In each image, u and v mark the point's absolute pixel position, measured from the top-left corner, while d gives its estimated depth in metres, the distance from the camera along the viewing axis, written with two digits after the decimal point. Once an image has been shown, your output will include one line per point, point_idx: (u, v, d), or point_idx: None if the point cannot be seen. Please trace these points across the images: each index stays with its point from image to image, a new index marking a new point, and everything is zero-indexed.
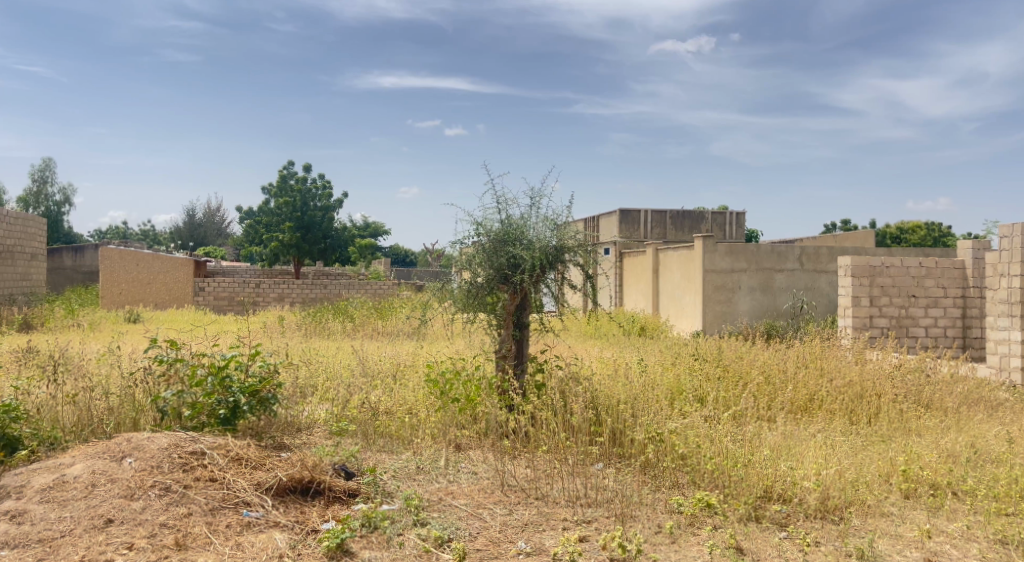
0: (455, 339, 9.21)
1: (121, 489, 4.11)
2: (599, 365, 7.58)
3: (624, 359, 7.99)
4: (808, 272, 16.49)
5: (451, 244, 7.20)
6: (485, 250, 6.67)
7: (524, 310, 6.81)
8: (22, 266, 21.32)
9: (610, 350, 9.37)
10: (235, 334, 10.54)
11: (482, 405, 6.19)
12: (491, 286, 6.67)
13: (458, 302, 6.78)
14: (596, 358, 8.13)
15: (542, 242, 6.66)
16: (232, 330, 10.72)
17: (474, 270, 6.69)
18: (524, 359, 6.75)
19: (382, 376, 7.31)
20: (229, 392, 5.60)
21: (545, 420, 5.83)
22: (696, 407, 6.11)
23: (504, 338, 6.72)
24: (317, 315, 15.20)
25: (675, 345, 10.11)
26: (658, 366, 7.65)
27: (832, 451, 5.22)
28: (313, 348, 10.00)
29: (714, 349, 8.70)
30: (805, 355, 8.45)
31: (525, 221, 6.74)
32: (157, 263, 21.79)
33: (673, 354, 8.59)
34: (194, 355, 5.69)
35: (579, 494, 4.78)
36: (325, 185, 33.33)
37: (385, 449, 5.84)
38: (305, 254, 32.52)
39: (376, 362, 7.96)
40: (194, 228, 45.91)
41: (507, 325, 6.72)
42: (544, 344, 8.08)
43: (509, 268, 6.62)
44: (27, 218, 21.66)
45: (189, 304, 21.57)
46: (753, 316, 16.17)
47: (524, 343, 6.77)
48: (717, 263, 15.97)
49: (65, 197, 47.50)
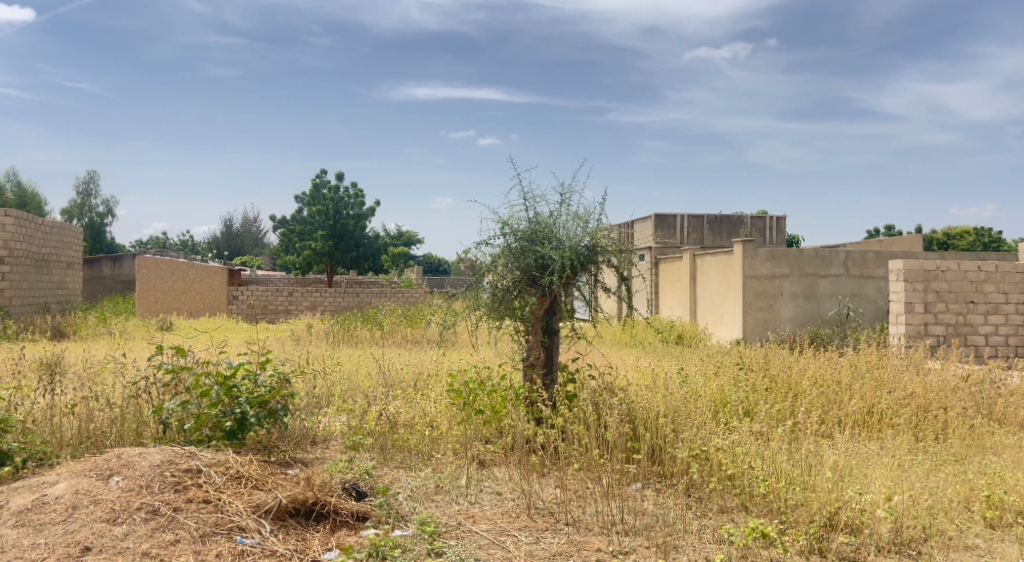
0: (484, 347, 8.76)
1: (104, 511, 3.72)
2: (636, 374, 7.05)
3: (664, 368, 7.46)
4: (854, 277, 15.74)
5: (475, 246, 6.76)
6: (511, 250, 6.22)
7: (554, 315, 6.31)
8: (58, 275, 21.36)
9: (647, 359, 8.87)
10: (258, 344, 10.24)
11: (509, 418, 5.71)
12: (518, 290, 6.21)
13: (484, 306, 6.33)
14: (632, 368, 7.60)
15: (574, 241, 6.18)
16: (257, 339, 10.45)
17: (500, 272, 6.24)
18: (554, 368, 6.25)
19: (403, 387, 6.90)
20: (236, 403, 5.18)
21: (577, 435, 5.34)
22: (744, 422, 5.57)
23: (532, 345, 6.23)
24: (347, 322, 14.88)
25: (717, 354, 9.55)
26: (701, 376, 7.09)
27: (901, 472, 4.66)
28: (336, 356, 9.66)
29: (760, 357, 8.12)
30: (861, 364, 7.83)
31: (555, 219, 6.29)
32: (191, 272, 21.73)
33: (715, 362, 8.07)
34: (200, 362, 5.27)
35: (615, 520, 4.28)
36: (357, 194, 33.25)
37: (403, 466, 5.41)
38: (338, 262, 32.41)
39: (400, 371, 7.53)
40: (231, 239, 46.32)
41: (535, 331, 6.24)
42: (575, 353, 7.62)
43: (538, 267, 6.17)
44: (64, 226, 21.71)
45: (223, 312, 21.49)
46: (796, 323, 15.48)
47: (554, 351, 6.27)
48: (757, 269, 15.32)
49: (107, 209, 48.20)
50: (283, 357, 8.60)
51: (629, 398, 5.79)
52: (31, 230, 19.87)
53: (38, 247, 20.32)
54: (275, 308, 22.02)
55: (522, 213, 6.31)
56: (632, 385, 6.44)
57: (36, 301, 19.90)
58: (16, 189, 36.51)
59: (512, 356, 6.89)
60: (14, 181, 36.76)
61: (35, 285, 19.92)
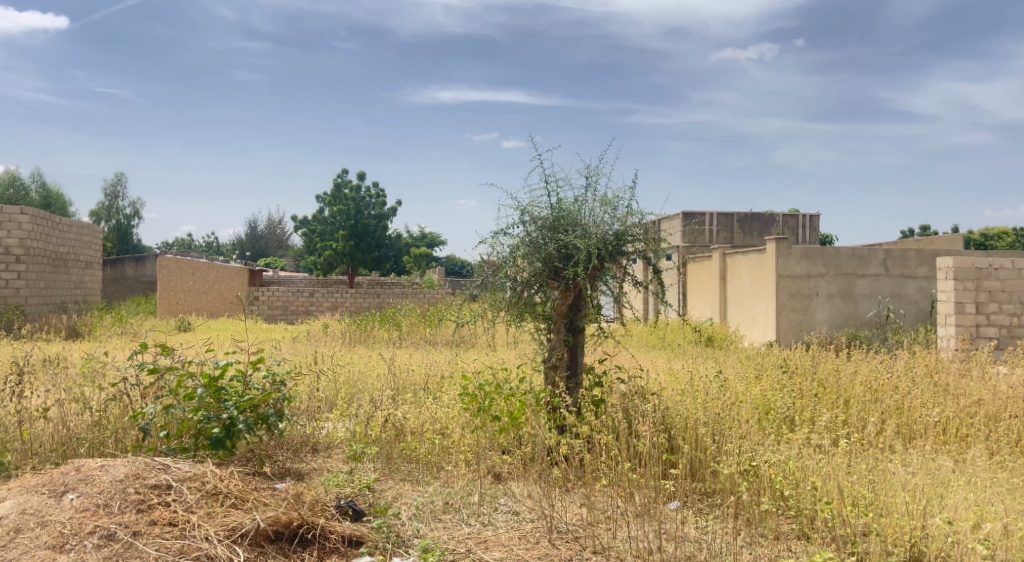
0: (504, 348, 8.16)
1: (51, 537, 3.20)
2: (668, 379, 6.42)
3: (700, 372, 6.81)
4: (893, 276, 14.93)
5: (492, 236, 6.17)
6: (532, 240, 5.62)
7: (579, 311, 5.69)
8: (76, 275, 21.09)
9: (679, 362, 8.20)
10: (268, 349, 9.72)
11: (529, 426, 5.11)
12: (540, 283, 5.61)
13: (502, 301, 5.72)
14: (665, 372, 6.96)
15: (601, 229, 5.57)
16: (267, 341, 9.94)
17: (518, 264, 5.64)
18: (578, 370, 5.63)
19: (413, 391, 6.33)
20: (223, 406, 4.63)
21: (605, 445, 4.73)
22: (794, 434, 4.93)
23: (554, 345, 5.62)
24: (365, 323, 14.35)
25: (756, 356, 8.87)
26: (740, 380, 6.44)
27: (986, 494, 4.00)
28: (349, 357, 9.14)
29: (805, 360, 7.45)
30: (917, 369, 7.13)
31: (580, 205, 5.68)
32: (213, 272, 21.38)
33: (755, 365, 7.41)
34: (184, 361, 4.72)
35: (652, 548, 3.67)
36: (379, 193, 32.84)
37: (409, 479, 4.84)
38: (359, 263, 32.00)
39: (411, 374, 6.95)
40: (255, 240, 46.19)
41: (558, 329, 5.63)
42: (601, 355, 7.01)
43: (561, 257, 5.57)
44: (83, 225, 21.43)
45: (243, 312, 21.20)
46: (833, 325, 14.70)
47: (579, 351, 5.66)
48: (791, 268, 14.57)
49: (133, 210, 48.25)
50: (289, 360, 8.06)
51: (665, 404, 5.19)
52: (48, 228, 19.57)
53: (56, 246, 20.03)
54: (295, 309, 21.65)
55: (543, 199, 5.71)
56: (666, 390, 5.81)
57: (55, 301, 19.63)
58: (41, 189, 36.53)
59: (531, 357, 6.28)
60: (39, 181, 36.76)
61: (53, 284, 19.63)
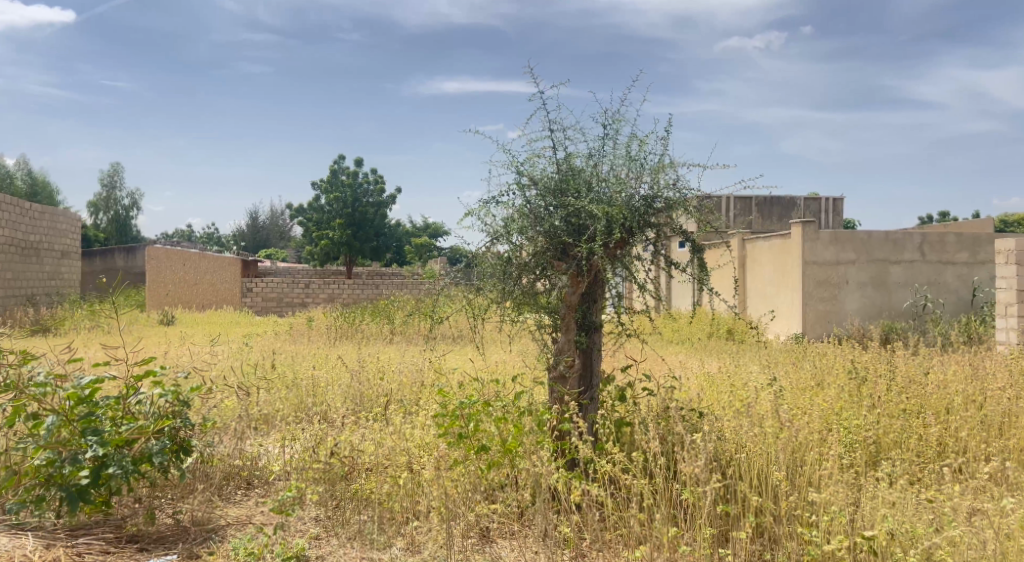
0: (501, 348, 6.75)
1: None
2: (702, 389, 5.01)
3: (744, 377, 5.40)
4: (931, 263, 13.46)
5: (479, 204, 4.76)
6: (532, 209, 4.24)
7: (594, 304, 4.30)
8: (51, 265, 19.71)
9: (713, 364, 6.75)
10: (233, 354, 8.33)
11: (527, 461, 3.74)
12: (543, 265, 4.22)
13: (490, 290, 4.33)
14: (700, 381, 5.54)
15: (624, 191, 4.16)
16: (233, 346, 8.56)
17: (514, 240, 4.24)
18: (593, 382, 4.24)
19: (378, 407, 4.96)
20: (86, 442, 3.22)
21: (634, 493, 3.37)
22: (888, 482, 3.55)
23: (562, 347, 4.22)
24: (353, 316, 12.97)
25: (808, 354, 7.42)
26: (795, 391, 5.02)
27: None
28: (325, 357, 7.75)
29: (871, 363, 6.01)
30: (1015, 374, 5.69)
31: (596, 161, 4.28)
32: (204, 264, 20.06)
33: (811, 369, 5.98)
34: (35, 380, 3.31)
35: None
36: (378, 180, 31.37)
37: (360, 540, 3.51)
38: (357, 253, 30.51)
39: (381, 383, 5.55)
40: (257, 231, 44.71)
41: (566, 327, 4.24)
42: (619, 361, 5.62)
43: (569, 230, 4.17)
44: (60, 212, 20.06)
45: (237, 306, 19.68)
46: (865, 317, 13.24)
47: (595, 356, 4.28)
48: (819, 254, 13.10)
49: (132, 202, 47.06)
50: (243, 370, 6.67)
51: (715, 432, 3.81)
52: (17, 215, 18.21)
53: (26, 234, 18.66)
54: (291, 301, 19.84)
55: (546, 153, 4.32)
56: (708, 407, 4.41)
57: (24, 293, 18.28)
58: (27, 177, 35.18)
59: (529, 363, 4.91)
60: (25, 170, 35.33)
61: (22, 274, 18.27)
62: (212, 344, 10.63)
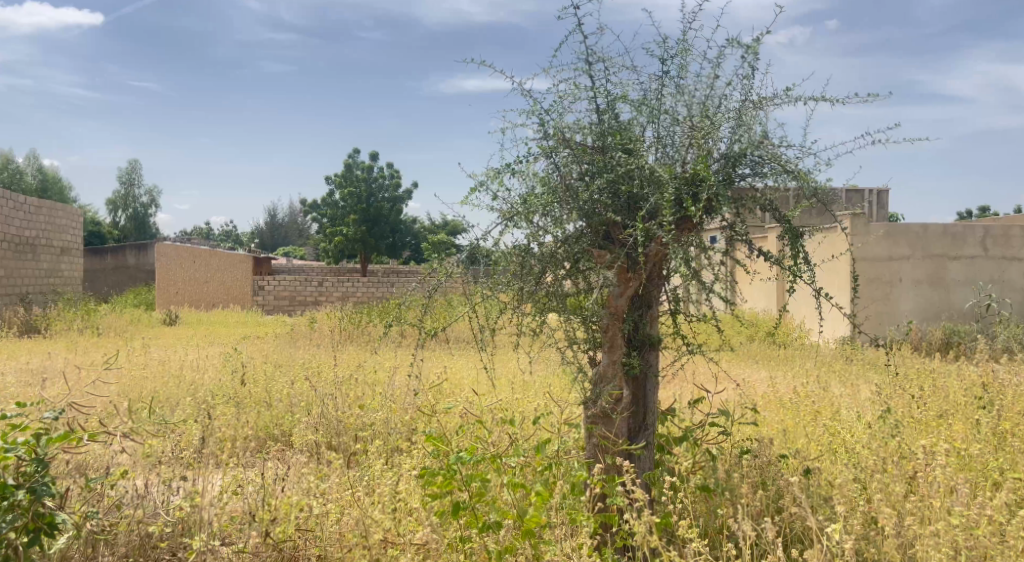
0: (523, 366, 5.47)
1: None
2: (788, 432, 3.73)
3: (842, 414, 4.10)
4: (996, 258, 11.17)
5: (488, 172, 3.53)
6: (559, 176, 3.01)
7: (648, 308, 3.05)
8: (48, 261, 18.56)
9: (785, 385, 5.44)
10: (213, 368, 7.06)
11: (552, 545, 2.52)
12: (576, 253, 2.99)
13: (504, 291, 3.10)
14: (780, 419, 4.25)
15: (695, 146, 2.86)
16: (215, 362, 7.30)
17: (535, 220, 2.99)
18: (648, 421, 3.00)
19: (362, 456, 3.73)
20: None
21: None
22: None
23: (604, 372, 2.96)
24: (360, 318, 11.70)
25: (899, 371, 6.07)
26: (913, 434, 3.74)
27: None
28: (314, 367, 6.49)
29: (993, 382, 4.65)
30: None
31: (653, 106, 3.00)
32: (214, 261, 18.89)
33: (919, 389, 4.65)
34: None
35: None
36: (393, 175, 30.22)
37: None
38: (373, 250, 29.18)
39: (365, 412, 4.32)
40: (275, 230, 43.72)
41: (610, 345, 2.97)
42: (676, 393, 4.37)
43: (615, 204, 2.93)
44: (59, 205, 18.97)
45: (249, 305, 18.32)
46: (921, 319, 11.00)
47: (650, 386, 3.03)
48: (869, 250, 10.96)
49: (150, 200, 46.50)
50: (208, 394, 5.45)
51: (838, 519, 2.56)
52: (9, 209, 17.14)
53: (19, 229, 17.59)
54: (304, 300, 18.50)
55: (581, 96, 3.08)
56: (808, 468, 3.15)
57: (17, 291, 17.14)
58: (38, 174, 34.27)
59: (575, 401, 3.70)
60: (36, 166, 34.43)
61: (14, 271, 17.15)
62: (201, 352, 9.37)
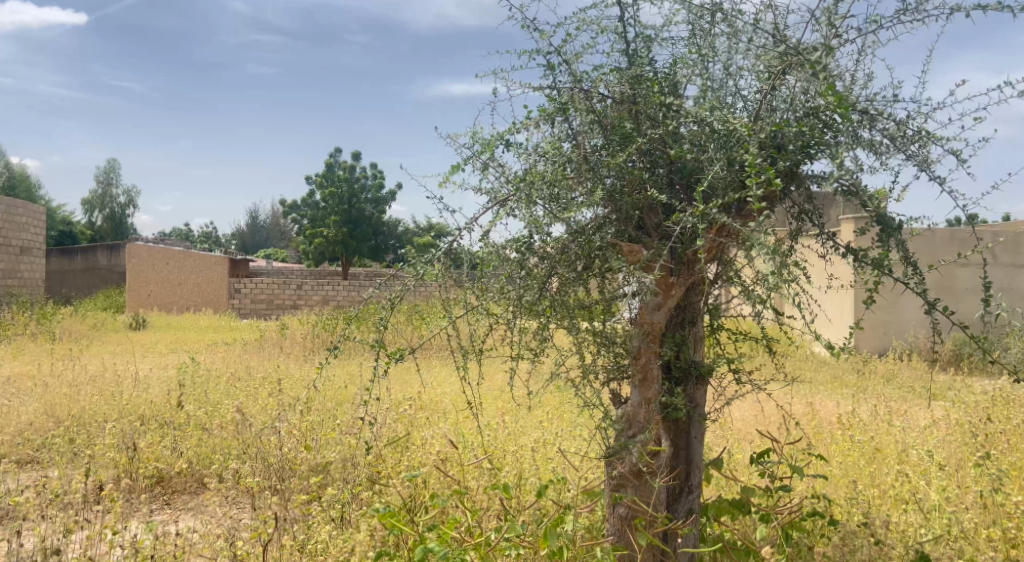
0: (517, 392, 4.65)
1: None
2: (857, 485, 2.96)
3: (911, 460, 3.32)
4: (1005, 266, 10.38)
5: (477, 144, 2.70)
6: (574, 143, 2.18)
7: (694, 326, 2.24)
8: (6, 261, 17.47)
9: (821, 414, 4.66)
10: (160, 384, 6.19)
11: None
12: (597, 249, 2.17)
13: (496, 300, 2.28)
14: (837, 462, 3.49)
15: (768, 99, 2.04)
16: (164, 378, 6.42)
17: (543, 202, 2.16)
18: (693, 482, 2.20)
19: (311, 514, 2.90)
20: None
21: None
22: None
23: (636, 415, 2.14)
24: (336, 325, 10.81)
25: (947, 394, 5.32)
26: (1012, 491, 2.98)
27: None
28: (272, 383, 5.63)
29: None
30: None
31: (705, 44, 2.18)
32: (189, 263, 17.86)
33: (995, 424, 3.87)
34: None
35: None
36: (377, 175, 29.24)
37: None
38: (354, 252, 28.19)
39: (321, 450, 3.49)
40: (256, 231, 42.61)
41: (644, 379, 2.15)
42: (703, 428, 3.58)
43: (651, 179, 2.11)
44: (18, 202, 17.81)
45: (224, 308, 17.38)
46: None
47: (696, 434, 2.24)
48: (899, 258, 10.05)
49: (127, 198, 45.34)
50: (141, 421, 4.59)
51: None
52: None
53: None
54: (283, 303, 17.55)
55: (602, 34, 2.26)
56: (902, 550, 2.38)
57: None
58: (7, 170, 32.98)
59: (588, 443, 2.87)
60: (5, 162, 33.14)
61: None
62: (158, 362, 8.45)
